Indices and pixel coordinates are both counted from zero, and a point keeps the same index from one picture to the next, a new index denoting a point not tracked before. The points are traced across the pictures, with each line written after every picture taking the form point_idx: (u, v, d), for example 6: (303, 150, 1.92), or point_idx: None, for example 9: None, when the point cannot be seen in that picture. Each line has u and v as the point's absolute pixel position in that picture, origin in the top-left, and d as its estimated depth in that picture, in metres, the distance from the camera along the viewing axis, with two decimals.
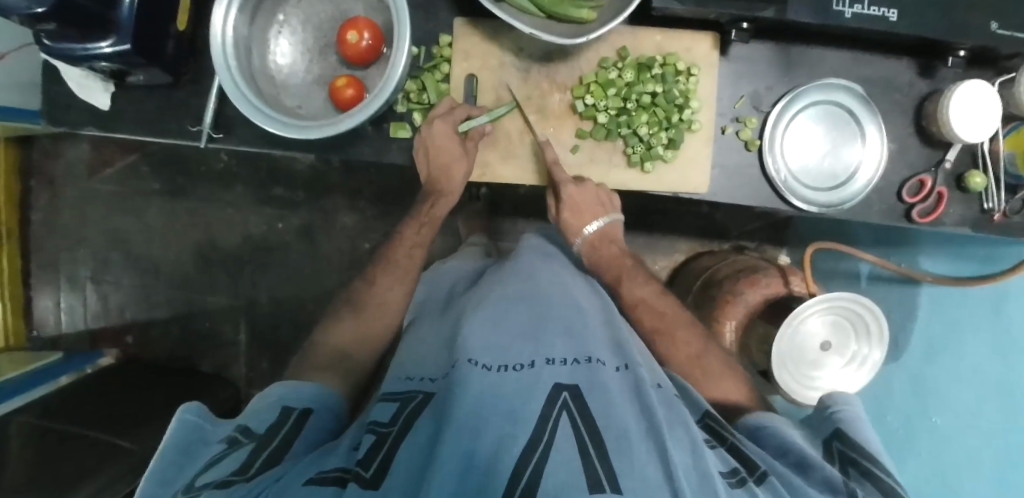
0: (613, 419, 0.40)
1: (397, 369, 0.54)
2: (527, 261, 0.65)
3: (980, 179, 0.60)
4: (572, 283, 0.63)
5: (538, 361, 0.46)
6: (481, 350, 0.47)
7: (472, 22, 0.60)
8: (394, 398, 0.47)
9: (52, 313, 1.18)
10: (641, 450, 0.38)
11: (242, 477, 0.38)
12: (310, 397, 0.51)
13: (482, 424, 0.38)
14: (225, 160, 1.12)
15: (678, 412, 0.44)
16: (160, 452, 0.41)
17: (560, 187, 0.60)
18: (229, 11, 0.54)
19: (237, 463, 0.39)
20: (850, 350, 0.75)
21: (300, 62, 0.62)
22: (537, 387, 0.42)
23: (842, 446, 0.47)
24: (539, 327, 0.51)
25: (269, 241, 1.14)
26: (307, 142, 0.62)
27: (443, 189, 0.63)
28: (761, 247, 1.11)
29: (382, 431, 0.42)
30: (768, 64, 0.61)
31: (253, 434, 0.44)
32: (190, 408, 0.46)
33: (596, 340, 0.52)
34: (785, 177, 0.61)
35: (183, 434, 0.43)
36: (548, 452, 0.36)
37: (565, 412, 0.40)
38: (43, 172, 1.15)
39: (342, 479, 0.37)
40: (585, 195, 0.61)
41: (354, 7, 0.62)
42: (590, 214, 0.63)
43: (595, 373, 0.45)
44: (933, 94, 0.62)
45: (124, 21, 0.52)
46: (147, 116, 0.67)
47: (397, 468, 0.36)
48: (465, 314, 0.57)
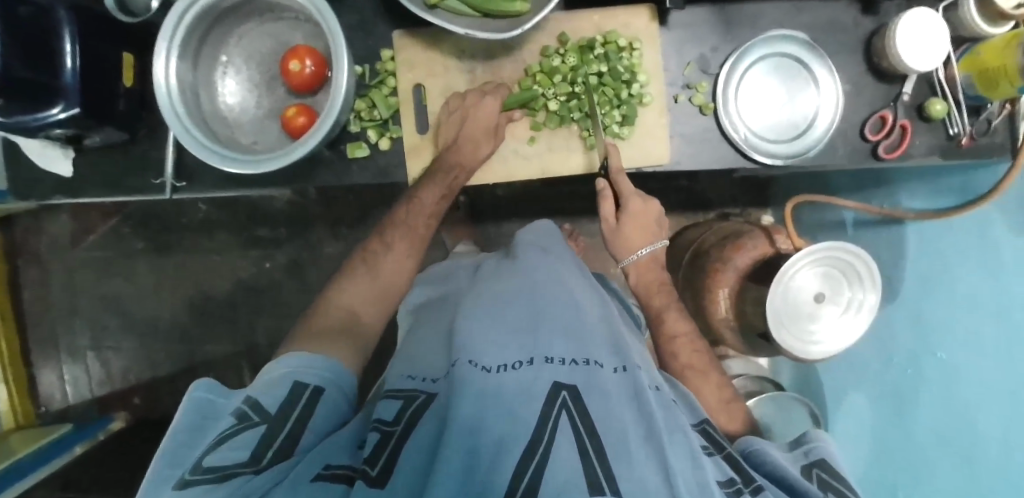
0: (612, 421, 0.40)
1: (398, 371, 0.53)
2: (525, 253, 0.63)
3: (940, 106, 0.59)
4: (567, 272, 0.61)
5: (537, 359, 0.45)
6: (479, 348, 0.46)
7: (411, 32, 0.60)
8: (398, 396, 0.47)
9: (58, 387, 1.18)
10: (639, 454, 0.38)
11: (251, 469, 0.37)
12: (322, 373, 0.49)
13: (481, 428, 0.37)
14: (204, 208, 1.13)
15: (677, 420, 0.44)
16: (174, 429, 0.41)
17: (627, 195, 0.61)
18: (169, 59, 0.54)
19: (245, 451, 0.39)
20: (843, 297, 0.74)
21: (250, 99, 0.63)
22: (536, 385, 0.42)
23: (824, 474, 0.46)
24: (537, 321, 0.50)
25: (259, 282, 1.15)
26: (269, 176, 0.62)
27: (467, 158, 0.60)
28: (746, 211, 1.10)
29: (387, 429, 0.41)
30: (710, 26, 0.61)
31: (264, 415, 0.43)
32: (203, 383, 0.46)
33: (596, 341, 0.50)
34: (744, 136, 0.61)
35: (196, 412, 0.43)
36: (550, 452, 0.35)
37: (565, 411, 0.39)
38: (28, 249, 1.16)
39: (349, 477, 0.38)
40: (647, 212, 0.64)
41: (294, 37, 0.62)
42: (646, 231, 0.65)
43: (594, 376, 0.44)
44: (880, 29, 0.62)
45: (71, 86, 0.53)
46: (110, 176, 0.67)
47: (402, 467, 0.36)
48: (462, 308, 0.56)
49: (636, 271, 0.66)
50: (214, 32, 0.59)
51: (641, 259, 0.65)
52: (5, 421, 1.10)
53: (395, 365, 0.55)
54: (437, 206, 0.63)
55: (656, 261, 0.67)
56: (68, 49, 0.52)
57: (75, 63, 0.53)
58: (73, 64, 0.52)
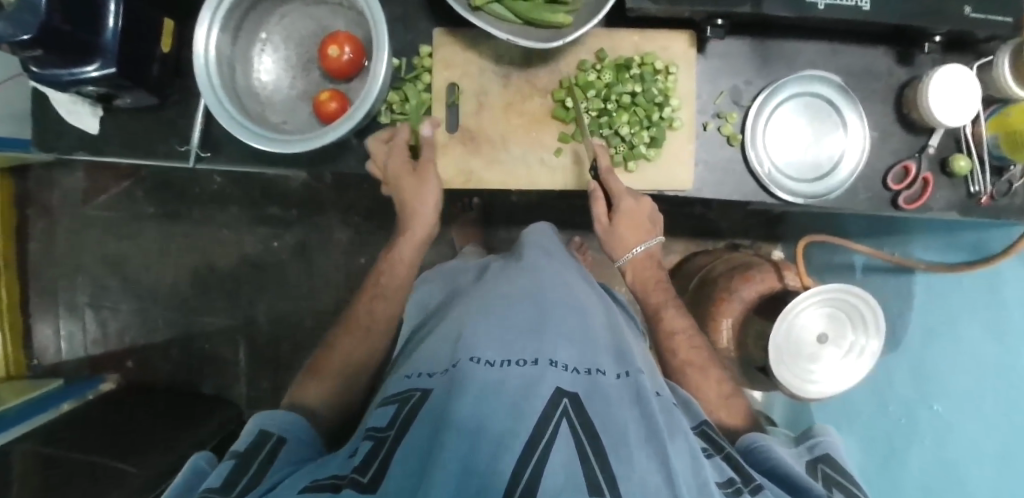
0: (614, 424, 0.40)
1: (398, 370, 0.54)
2: (534, 260, 0.64)
3: (964, 162, 0.60)
4: (574, 284, 0.61)
5: (541, 360, 0.44)
6: (483, 348, 0.46)
7: (451, 31, 0.61)
8: (391, 401, 0.46)
9: (52, 342, 1.18)
10: (640, 457, 0.38)
11: (223, 495, 0.38)
12: (289, 425, 0.50)
13: (482, 427, 0.37)
14: (219, 181, 1.13)
15: (679, 424, 0.44)
16: (167, 486, 0.43)
17: (618, 195, 0.59)
18: (211, 30, 0.55)
19: (220, 479, 0.40)
20: (846, 341, 0.74)
21: (284, 79, 0.63)
22: (540, 385, 0.41)
23: (829, 469, 0.47)
24: (543, 323, 0.50)
25: (264, 260, 1.15)
26: (294, 156, 0.62)
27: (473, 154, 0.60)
28: (756, 244, 1.11)
29: (379, 436, 0.41)
30: (746, 58, 0.62)
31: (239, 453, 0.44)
32: (203, 453, 0.47)
33: (599, 346, 0.50)
34: (768, 170, 0.62)
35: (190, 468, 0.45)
36: (549, 451, 0.35)
37: (565, 417, 0.39)
38: (39, 201, 1.17)
39: (336, 485, 0.37)
40: (641, 211, 0.61)
41: (335, 22, 0.63)
42: (640, 229, 0.62)
43: (597, 384, 0.44)
44: (912, 81, 0.62)
45: (110, 45, 0.54)
46: (136, 140, 0.67)
47: (395, 470, 0.36)
48: (469, 310, 0.56)
49: (633, 267, 0.65)
50: (257, 8, 0.60)
51: (637, 257, 0.64)
52: None
53: (398, 367, 0.55)
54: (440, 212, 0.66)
55: (653, 256, 0.65)
56: (112, 9, 0.53)
57: (117, 23, 0.53)
58: (116, 24, 0.53)
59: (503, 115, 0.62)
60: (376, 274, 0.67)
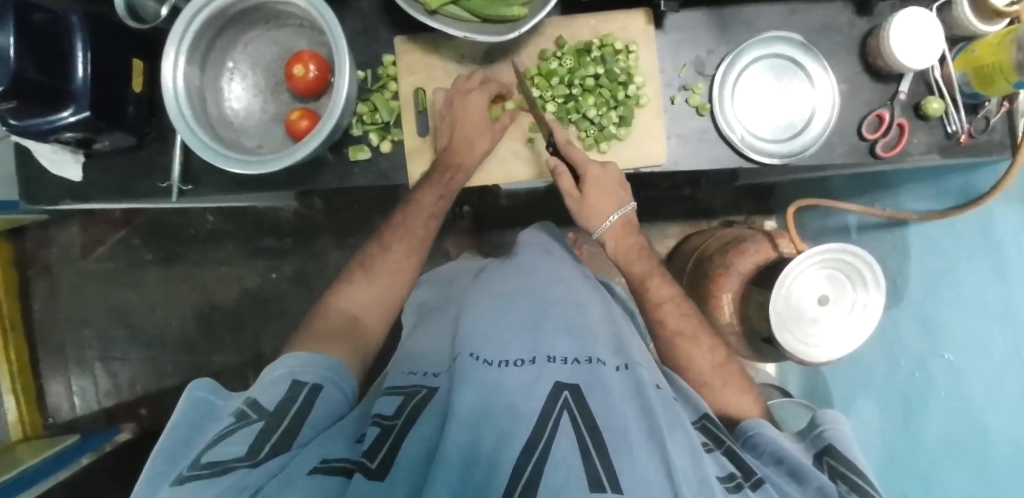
0: (616, 420, 0.39)
1: (397, 367, 0.53)
2: (530, 256, 0.64)
3: (936, 104, 0.60)
4: (572, 277, 0.62)
5: (539, 359, 0.45)
6: (483, 347, 0.47)
7: (412, 38, 0.62)
8: (397, 393, 0.46)
9: (66, 398, 1.19)
10: (641, 451, 0.36)
11: (248, 463, 0.37)
12: (317, 374, 0.50)
13: (483, 422, 0.37)
14: (213, 220, 1.14)
15: (679, 418, 0.43)
16: (168, 431, 0.41)
17: (581, 166, 0.59)
18: (177, 63, 0.56)
19: (244, 445, 0.38)
20: (847, 299, 0.72)
21: (255, 104, 0.65)
22: (537, 384, 0.42)
23: (834, 462, 0.46)
24: (540, 321, 0.50)
25: (266, 292, 1.15)
26: (271, 177, 0.63)
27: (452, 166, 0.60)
28: (752, 218, 1.10)
29: (386, 424, 0.40)
30: (705, 28, 0.62)
31: (263, 414, 0.43)
32: (200, 385, 0.45)
33: (597, 337, 0.50)
34: (742, 135, 0.62)
35: (193, 411, 0.43)
36: (550, 450, 0.34)
37: (566, 411, 0.39)
38: (40, 260, 1.18)
39: (348, 470, 0.37)
40: (609, 177, 0.60)
41: (299, 43, 0.64)
42: (610, 194, 0.61)
43: (596, 373, 0.44)
44: (873, 30, 0.62)
45: (80, 90, 0.55)
46: (119, 182, 0.68)
47: (404, 455, 0.36)
48: (466, 306, 0.56)
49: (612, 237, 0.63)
50: (221, 37, 0.61)
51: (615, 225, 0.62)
52: (13, 432, 1.10)
53: (393, 366, 0.54)
54: (436, 206, 0.65)
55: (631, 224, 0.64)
56: (80, 57, 0.54)
57: (86, 69, 0.55)
58: (85, 70, 0.55)
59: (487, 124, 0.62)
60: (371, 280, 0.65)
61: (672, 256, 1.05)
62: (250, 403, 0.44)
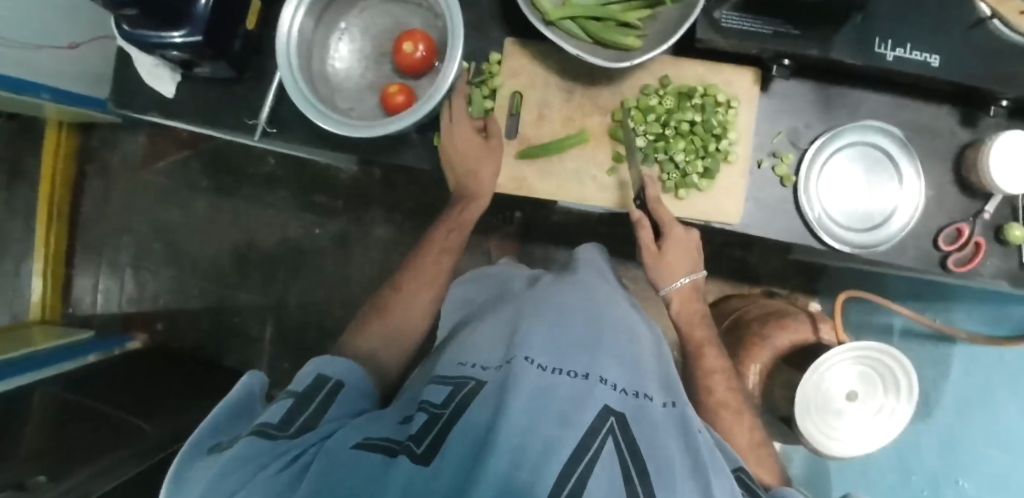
0: (660, 451, 0.39)
1: (450, 356, 0.53)
2: (588, 275, 0.63)
3: (1019, 233, 0.59)
4: (626, 306, 0.60)
5: (592, 376, 0.43)
6: (537, 350, 0.45)
7: (522, 42, 0.63)
8: (446, 382, 0.46)
9: (89, 294, 1.22)
10: (683, 488, 0.38)
11: (280, 433, 0.38)
12: (341, 370, 0.50)
13: (533, 425, 0.35)
14: (271, 163, 1.17)
15: (722, 462, 0.43)
16: (217, 408, 0.43)
17: (668, 227, 0.60)
18: (296, 13, 0.58)
19: (277, 417, 0.40)
20: (875, 402, 0.71)
21: (356, 68, 0.66)
22: (588, 398, 0.40)
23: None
24: (595, 338, 0.49)
25: (303, 244, 1.17)
26: (354, 141, 0.64)
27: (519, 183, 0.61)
28: (793, 294, 1.08)
29: (435, 411, 0.40)
30: (808, 103, 0.62)
31: (294, 394, 0.45)
32: (253, 377, 0.48)
33: (647, 372, 0.50)
34: (819, 215, 0.61)
35: (237, 399, 0.45)
36: (591, 470, 0.34)
37: (611, 435, 0.37)
38: (100, 158, 1.22)
39: (388, 449, 0.36)
40: (689, 241, 0.62)
41: (412, 20, 0.65)
42: (686, 259, 0.62)
43: (644, 409, 0.43)
44: (974, 143, 0.62)
45: (200, 16, 0.57)
46: (208, 108, 0.70)
47: (449, 445, 0.35)
48: (519, 309, 0.55)
49: (677, 298, 0.65)
50: None
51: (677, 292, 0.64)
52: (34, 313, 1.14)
53: (447, 353, 0.54)
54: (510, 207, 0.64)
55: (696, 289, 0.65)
56: None
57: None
58: (208, 1, 0.56)
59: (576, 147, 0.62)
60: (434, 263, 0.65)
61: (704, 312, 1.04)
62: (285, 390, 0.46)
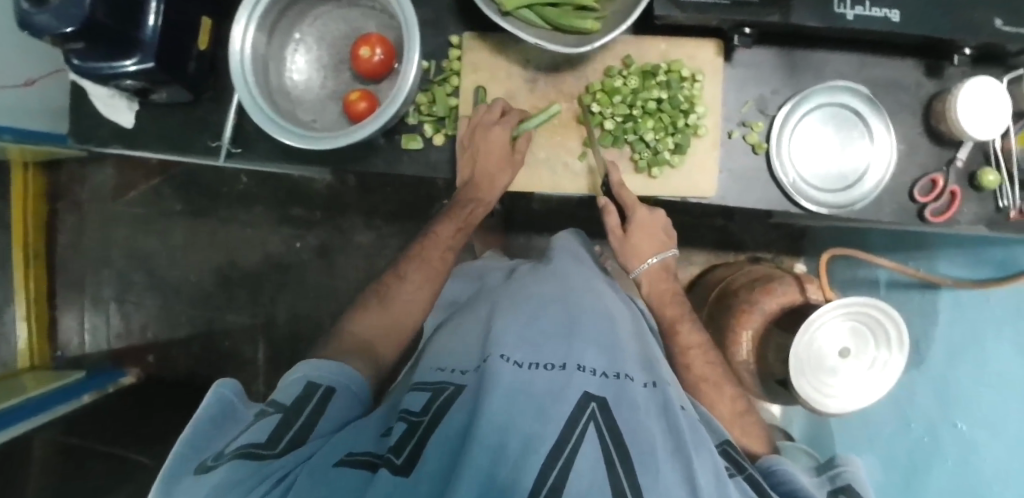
0: (642, 434, 0.38)
1: (426, 363, 0.53)
2: (564, 264, 0.64)
3: (992, 177, 0.59)
4: (604, 292, 0.61)
5: (569, 366, 0.44)
6: (512, 347, 0.45)
7: (481, 36, 0.62)
8: (424, 389, 0.46)
9: (76, 334, 1.20)
10: (667, 468, 0.36)
11: (269, 452, 0.38)
12: (337, 375, 0.49)
13: (512, 421, 0.36)
14: (245, 180, 1.15)
15: (704, 438, 0.42)
16: (193, 421, 0.42)
17: (633, 210, 0.61)
18: (248, 29, 0.56)
19: (265, 434, 0.40)
20: (868, 355, 0.72)
21: (315, 79, 0.65)
22: (567, 390, 0.40)
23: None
24: (570, 329, 0.50)
25: (286, 259, 1.16)
26: (320, 153, 0.63)
27: (487, 180, 0.61)
28: (778, 257, 1.09)
29: (414, 420, 0.40)
30: (774, 69, 0.62)
31: (281, 407, 0.44)
32: (226, 383, 0.46)
33: (626, 353, 0.49)
34: (793, 180, 0.61)
35: (217, 408, 0.43)
36: (575, 456, 0.34)
37: (593, 421, 0.37)
38: (70, 195, 1.20)
39: (371, 463, 0.36)
40: (654, 222, 0.63)
41: (367, 24, 0.64)
42: (654, 239, 0.64)
43: (624, 389, 0.43)
44: (941, 93, 0.62)
45: (149, 41, 0.55)
46: (169, 134, 0.69)
47: (429, 453, 0.35)
48: (495, 310, 0.55)
49: (648, 280, 0.65)
50: (293, 8, 0.61)
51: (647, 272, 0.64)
52: (22, 358, 1.12)
53: (423, 360, 0.54)
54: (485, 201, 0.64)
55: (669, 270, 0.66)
56: (153, 7, 0.55)
57: (158, 20, 0.55)
58: (155, 22, 0.55)
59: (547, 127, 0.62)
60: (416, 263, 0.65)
61: (692, 286, 1.05)
62: (271, 399, 0.46)
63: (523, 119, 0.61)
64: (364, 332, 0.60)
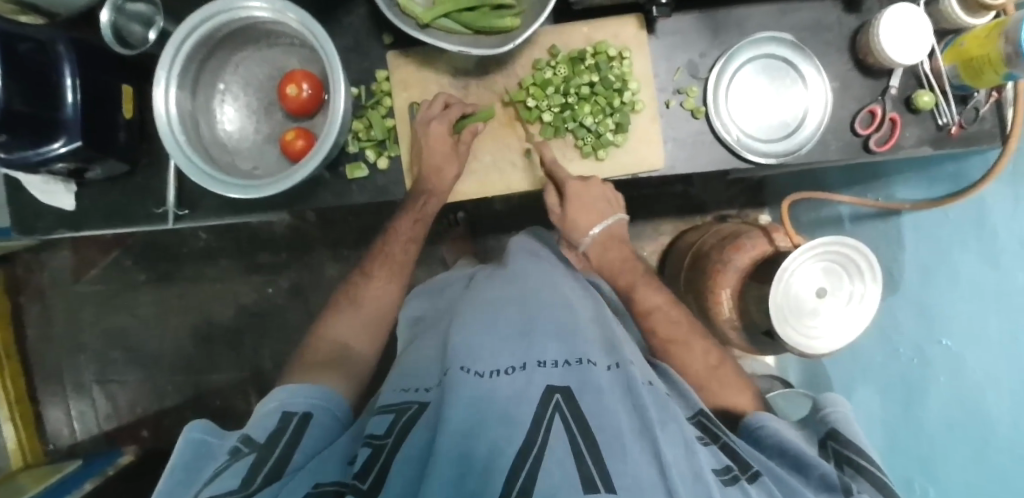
0: (607, 419, 0.39)
1: (393, 382, 0.54)
2: (519, 262, 0.66)
3: (927, 97, 0.60)
4: (562, 282, 0.62)
5: (529, 364, 0.45)
6: (473, 355, 0.47)
7: (404, 52, 0.62)
8: (388, 411, 0.47)
9: (65, 424, 1.18)
10: (634, 449, 0.37)
11: (242, 494, 0.38)
12: (308, 399, 0.51)
13: (477, 429, 0.38)
14: (205, 237, 1.13)
15: (672, 412, 0.43)
16: (168, 470, 0.43)
17: (564, 184, 0.61)
18: (169, 89, 0.55)
19: (237, 478, 0.39)
20: (844, 290, 0.72)
21: (248, 125, 0.64)
22: (529, 389, 0.42)
23: (837, 445, 0.48)
24: (529, 326, 0.51)
25: (262, 307, 1.15)
26: (269, 199, 0.63)
27: (435, 187, 0.60)
28: (744, 211, 1.10)
29: (377, 444, 0.41)
30: (698, 32, 0.63)
31: (256, 446, 0.44)
32: (196, 426, 0.47)
33: (588, 340, 0.50)
34: (737, 136, 0.62)
35: (190, 451, 0.45)
36: (543, 453, 0.35)
37: (558, 414, 0.39)
38: (31, 285, 1.17)
39: (339, 492, 0.39)
40: (590, 193, 0.62)
41: (289, 62, 0.64)
42: (596, 212, 0.63)
43: (588, 373, 0.44)
44: (863, 27, 0.63)
45: (72, 119, 0.54)
46: (113, 209, 0.68)
47: (394, 476, 0.37)
48: (457, 318, 0.57)
49: (595, 248, 0.67)
50: (211, 59, 0.60)
51: (596, 238, 0.66)
52: (13, 460, 1.09)
53: (392, 378, 0.55)
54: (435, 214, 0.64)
55: (616, 236, 0.68)
56: (68, 84, 0.53)
57: (76, 96, 0.54)
58: (74, 97, 0.54)
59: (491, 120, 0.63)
60: (373, 284, 0.66)
61: (667, 255, 1.06)
62: (243, 435, 0.46)
63: (467, 113, 0.61)
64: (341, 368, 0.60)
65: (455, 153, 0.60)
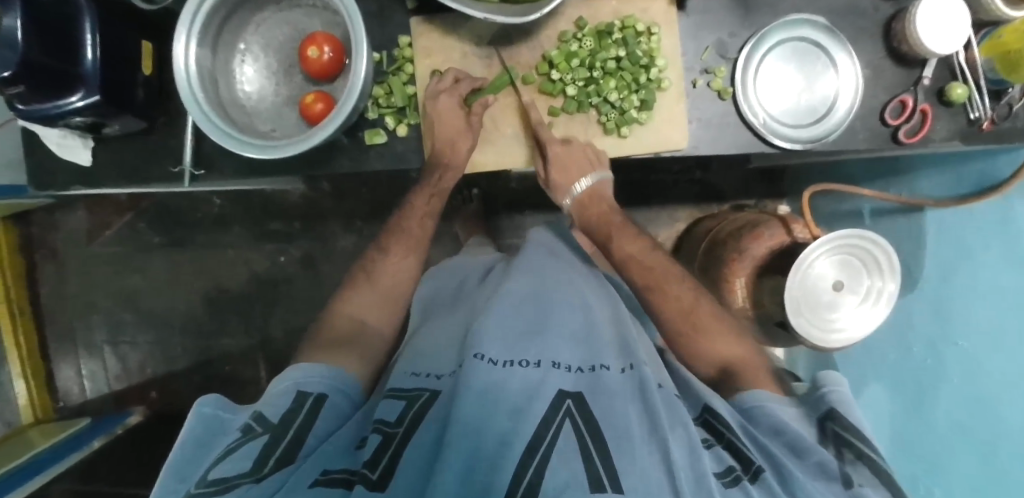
0: (618, 421, 0.39)
1: (402, 366, 0.54)
2: (535, 255, 0.65)
3: (961, 90, 0.59)
4: (579, 281, 0.62)
5: (544, 363, 0.45)
6: (488, 345, 0.46)
7: (428, 19, 0.61)
8: (400, 396, 0.47)
9: (74, 382, 1.19)
10: (645, 452, 0.37)
11: (252, 478, 0.38)
12: (325, 380, 0.51)
13: (487, 422, 0.37)
14: (217, 203, 1.13)
15: (681, 415, 0.43)
16: (179, 445, 0.43)
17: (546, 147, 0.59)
18: (189, 45, 0.55)
19: (249, 460, 0.40)
20: (863, 286, 0.70)
21: (267, 87, 0.64)
22: (542, 388, 0.42)
23: (837, 427, 0.48)
24: (543, 325, 0.51)
25: (272, 276, 1.15)
26: (285, 163, 0.62)
27: (451, 162, 0.61)
28: (760, 202, 1.09)
29: (388, 431, 0.41)
30: (729, 11, 0.61)
31: (269, 426, 0.44)
32: (208, 400, 0.47)
33: (602, 345, 0.50)
34: (763, 120, 0.61)
35: (204, 426, 0.45)
36: (551, 451, 0.35)
37: (569, 418, 0.39)
38: (45, 245, 1.18)
39: (348, 481, 0.38)
40: (573, 154, 0.61)
41: (311, 24, 0.63)
42: (578, 172, 0.62)
43: (600, 379, 0.44)
44: (900, 13, 0.61)
45: (91, 73, 0.54)
46: (130, 167, 0.67)
47: (405, 466, 0.37)
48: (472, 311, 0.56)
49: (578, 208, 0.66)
50: (232, 18, 0.60)
51: (579, 197, 0.64)
52: (23, 414, 1.11)
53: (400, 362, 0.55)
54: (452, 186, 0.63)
55: (600, 195, 0.65)
56: (89, 40, 0.53)
57: (96, 52, 0.53)
58: (94, 54, 0.53)
59: (505, 91, 0.62)
60: (385, 256, 0.66)
61: (681, 243, 1.05)
62: (254, 414, 0.46)
63: (477, 87, 0.61)
64: (353, 334, 0.60)
65: (468, 124, 0.60)
